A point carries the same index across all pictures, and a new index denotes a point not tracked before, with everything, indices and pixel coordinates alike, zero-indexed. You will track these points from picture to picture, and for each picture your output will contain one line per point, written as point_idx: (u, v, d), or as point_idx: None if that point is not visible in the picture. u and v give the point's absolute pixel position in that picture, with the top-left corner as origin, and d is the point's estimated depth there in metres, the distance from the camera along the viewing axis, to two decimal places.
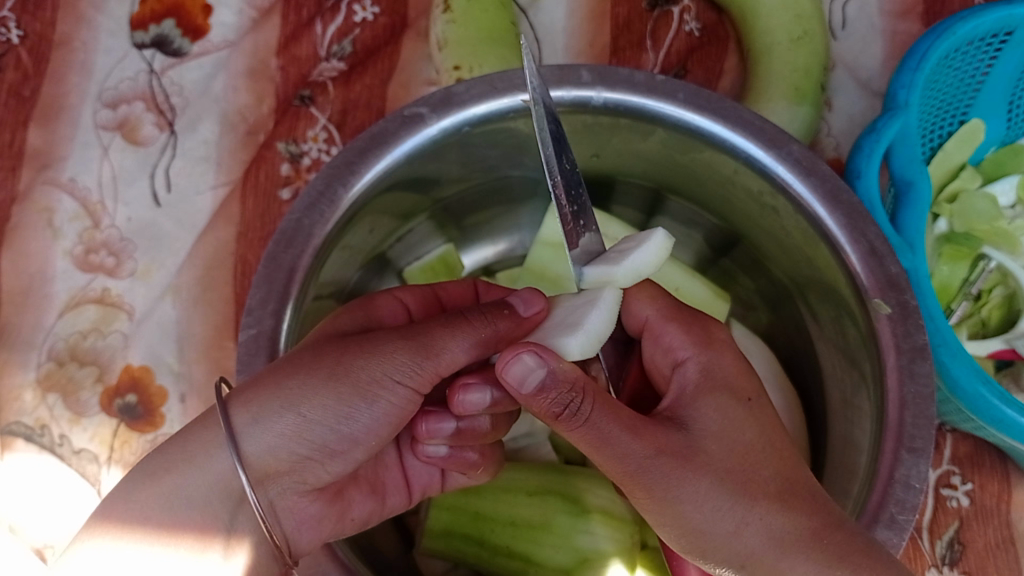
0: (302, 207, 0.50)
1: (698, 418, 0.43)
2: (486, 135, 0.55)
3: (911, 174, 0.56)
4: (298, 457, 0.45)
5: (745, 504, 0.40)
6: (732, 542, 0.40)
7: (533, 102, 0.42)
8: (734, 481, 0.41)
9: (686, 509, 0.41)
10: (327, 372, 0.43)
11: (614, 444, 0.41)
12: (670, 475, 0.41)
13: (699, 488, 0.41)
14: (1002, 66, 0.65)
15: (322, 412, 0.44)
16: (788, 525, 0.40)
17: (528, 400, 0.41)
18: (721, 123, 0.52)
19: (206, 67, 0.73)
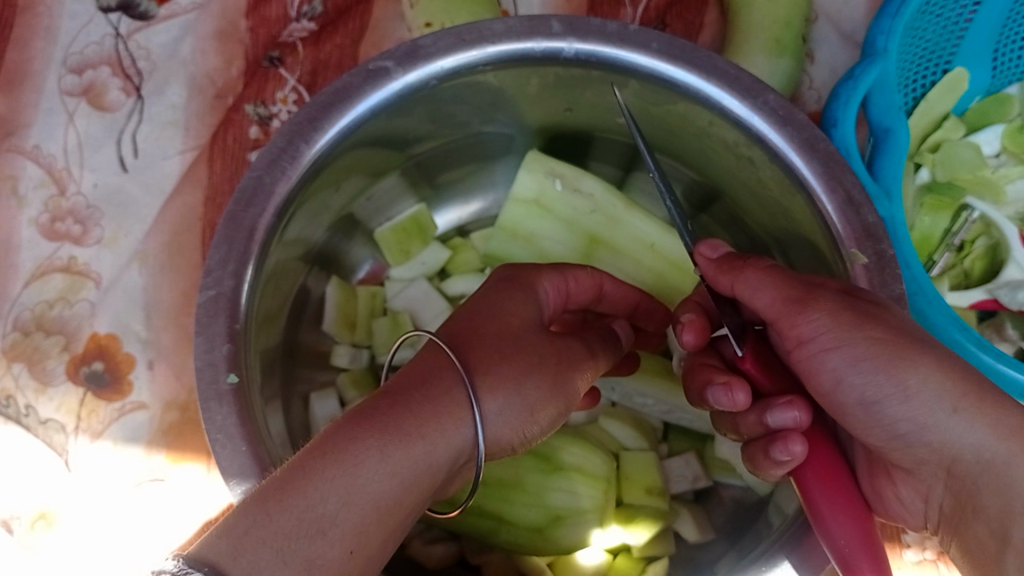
0: (263, 163, 0.48)
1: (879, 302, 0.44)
2: (454, 89, 0.54)
3: (888, 120, 0.54)
4: (508, 445, 0.44)
5: (905, 365, 0.42)
6: (906, 400, 0.42)
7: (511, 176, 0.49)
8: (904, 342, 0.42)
9: (872, 394, 0.43)
10: (501, 383, 0.42)
11: (798, 299, 0.44)
12: (846, 331, 0.42)
13: (861, 343, 0.42)
14: (987, 11, 0.63)
15: (547, 409, 0.44)
16: (952, 381, 0.42)
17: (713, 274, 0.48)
18: (695, 72, 0.50)
19: (174, 30, 0.71)
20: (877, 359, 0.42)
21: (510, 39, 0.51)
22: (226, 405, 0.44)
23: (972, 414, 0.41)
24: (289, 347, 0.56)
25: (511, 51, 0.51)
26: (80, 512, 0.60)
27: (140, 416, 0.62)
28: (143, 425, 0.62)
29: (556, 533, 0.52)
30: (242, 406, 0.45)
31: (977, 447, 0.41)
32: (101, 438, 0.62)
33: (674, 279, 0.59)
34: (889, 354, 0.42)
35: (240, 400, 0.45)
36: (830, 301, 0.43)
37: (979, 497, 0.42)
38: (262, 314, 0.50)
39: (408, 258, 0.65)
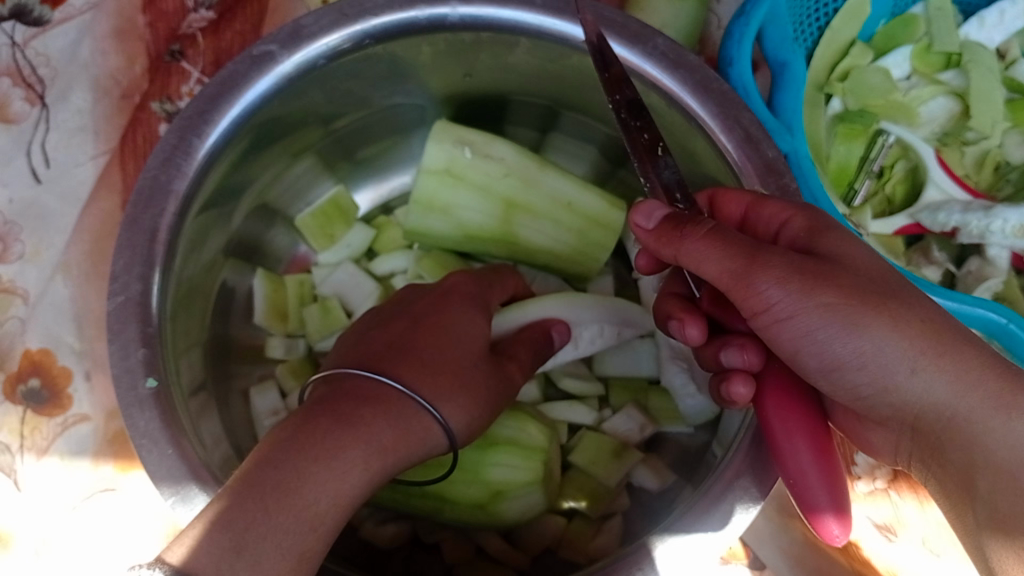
0: (157, 162, 0.48)
1: (829, 254, 0.42)
2: (347, 66, 0.53)
3: (784, 54, 0.54)
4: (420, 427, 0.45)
5: (872, 322, 0.41)
6: (872, 356, 0.42)
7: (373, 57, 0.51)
8: (866, 296, 0.41)
9: (833, 345, 0.42)
10: (331, 422, 0.41)
11: (747, 268, 0.41)
12: (800, 292, 0.41)
13: (825, 303, 0.41)
14: None
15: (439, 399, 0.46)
16: (917, 341, 0.41)
17: (652, 239, 0.45)
18: (583, 24, 0.50)
19: (71, 33, 0.70)
20: (840, 316, 0.41)
21: (393, 9, 0.51)
22: (148, 409, 0.45)
23: (932, 372, 0.41)
24: (219, 344, 0.57)
25: (396, 21, 0.51)
26: (35, 527, 0.60)
27: (84, 428, 0.62)
28: (88, 437, 0.62)
29: (499, 506, 0.54)
30: (163, 406, 0.45)
31: (939, 401, 0.41)
32: (47, 454, 0.62)
33: (596, 233, 0.61)
34: (853, 310, 0.41)
35: (161, 402, 0.45)
36: (780, 264, 0.41)
37: (944, 450, 0.42)
38: (181, 317, 0.50)
39: (332, 241, 0.66)
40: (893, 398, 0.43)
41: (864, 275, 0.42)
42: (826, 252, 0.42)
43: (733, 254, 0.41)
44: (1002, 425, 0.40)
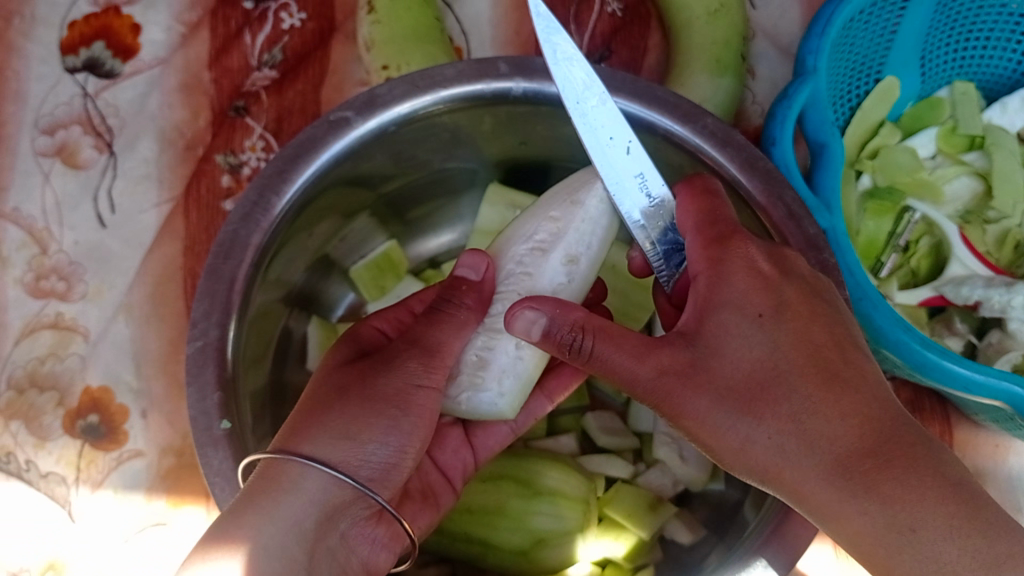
0: (237, 219, 0.51)
1: (704, 348, 0.44)
2: (414, 132, 0.57)
3: (824, 136, 0.58)
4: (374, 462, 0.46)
5: (752, 420, 0.43)
6: (746, 454, 0.44)
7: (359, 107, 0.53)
8: (738, 398, 0.43)
9: (727, 443, 0.44)
10: (361, 400, 0.45)
11: (620, 369, 0.45)
12: (674, 394, 0.44)
13: (701, 404, 0.44)
14: (909, 22, 0.67)
15: (371, 433, 0.45)
16: (795, 439, 0.42)
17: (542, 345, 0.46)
18: (637, 102, 0.54)
19: (140, 86, 0.74)
20: (707, 411, 0.44)
21: (462, 83, 0.54)
22: (223, 449, 0.47)
23: (802, 466, 0.42)
24: (278, 389, 0.59)
25: (464, 93, 0.55)
26: (87, 558, 0.63)
27: (137, 463, 0.65)
28: (141, 472, 0.65)
29: (540, 554, 0.56)
30: (236, 447, 0.48)
31: (805, 495, 0.42)
32: (102, 487, 0.64)
33: (638, 295, 0.64)
34: (719, 407, 0.44)
35: (233, 443, 0.47)
36: (666, 360, 0.44)
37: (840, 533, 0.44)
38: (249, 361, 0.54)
39: (384, 293, 0.69)
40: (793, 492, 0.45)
41: (740, 370, 0.44)
42: (705, 344, 0.44)
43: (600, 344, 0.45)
44: (858, 519, 0.40)
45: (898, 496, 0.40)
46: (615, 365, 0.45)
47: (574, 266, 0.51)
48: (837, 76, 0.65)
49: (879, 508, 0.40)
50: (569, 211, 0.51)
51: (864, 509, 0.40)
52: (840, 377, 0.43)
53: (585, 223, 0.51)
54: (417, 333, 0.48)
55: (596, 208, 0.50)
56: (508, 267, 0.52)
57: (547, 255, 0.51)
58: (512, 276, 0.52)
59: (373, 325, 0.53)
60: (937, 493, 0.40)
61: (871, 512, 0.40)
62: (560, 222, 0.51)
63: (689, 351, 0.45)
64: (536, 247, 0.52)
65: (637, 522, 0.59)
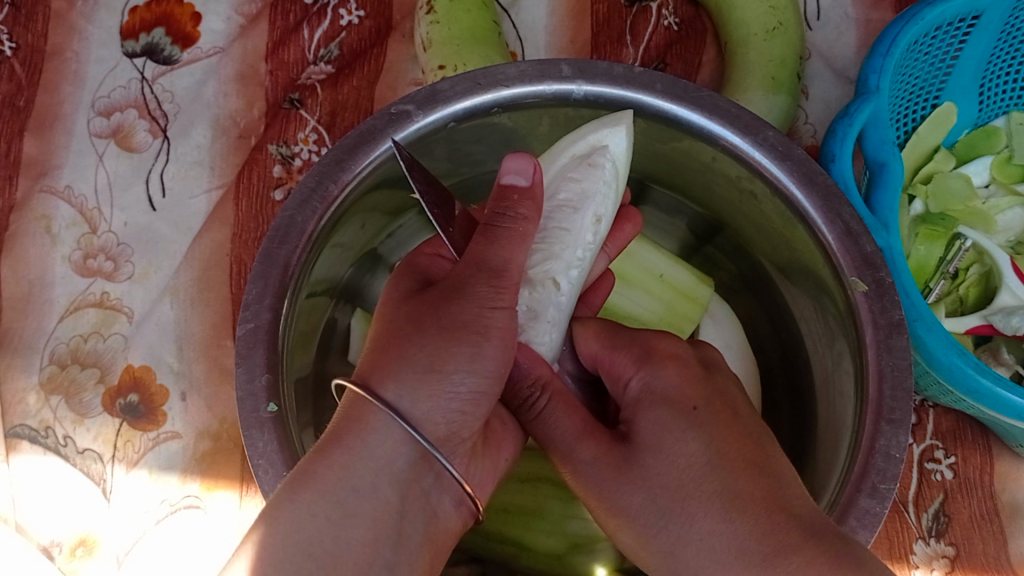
0: (295, 204, 0.52)
1: (635, 446, 0.44)
2: (472, 130, 0.57)
3: (883, 155, 0.58)
4: (452, 410, 0.44)
5: (680, 522, 0.42)
6: (678, 557, 0.42)
7: (393, 106, 0.54)
8: (667, 497, 0.42)
9: (657, 543, 0.43)
10: (438, 329, 0.43)
11: (563, 441, 0.46)
12: (607, 487, 0.44)
13: (632, 502, 0.43)
14: (971, 50, 0.66)
15: (453, 362, 0.43)
16: (724, 542, 0.40)
17: (511, 391, 0.48)
18: (698, 112, 0.54)
19: (197, 74, 0.75)
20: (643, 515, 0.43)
21: (523, 82, 0.55)
22: (267, 431, 0.47)
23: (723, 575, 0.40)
24: (320, 379, 0.59)
25: (524, 94, 0.55)
26: (121, 535, 0.63)
27: (174, 444, 0.65)
28: (177, 454, 0.65)
29: (574, 559, 0.57)
30: (281, 431, 0.47)
31: None
32: (137, 467, 0.65)
33: (684, 307, 0.65)
34: (652, 512, 0.42)
35: (279, 426, 0.47)
36: (597, 447, 0.45)
37: None
38: (297, 344, 0.54)
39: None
40: None
41: (670, 473, 0.43)
42: (639, 441, 0.44)
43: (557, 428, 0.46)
44: None
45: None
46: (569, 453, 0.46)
47: (599, 225, 0.53)
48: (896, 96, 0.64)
49: None
50: (588, 172, 0.52)
51: None
52: (767, 473, 0.42)
53: (602, 183, 0.52)
54: (479, 252, 0.45)
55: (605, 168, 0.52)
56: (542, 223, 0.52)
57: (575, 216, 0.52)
58: (547, 235, 0.52)
59: (428, 256, 0.52)
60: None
61: None
62: (584, 183, 0.52)
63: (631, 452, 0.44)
64: (562, 206, 0.52)
65: None
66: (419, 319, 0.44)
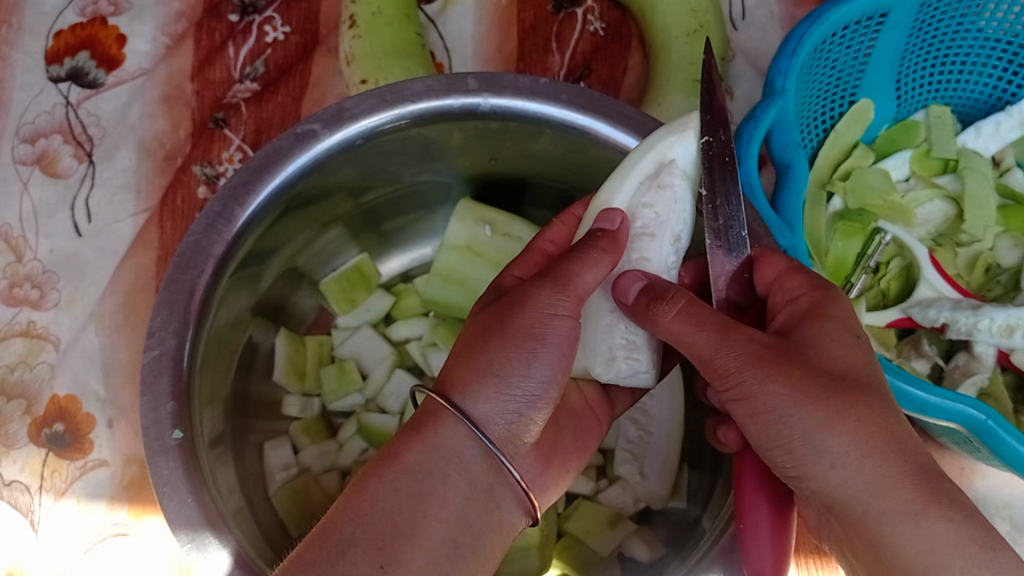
0: (200, 229, 0.51)
1: (797, 343, 0.43)
2: (381, 145, 0.58)
3: (789, 156, 0.58)
4: (515, 414, 0.44)
5: (828, 420, 0.41)
6: (821, 456, 0.41)
7: (298, 125, 0.54)
8: (844, 388, 0.42)
9: (798, 434, 0.42)
10: (500, 340, 0.44)
11: (697, 325, 0.43)
12: (754, 367, 0.42)
13: (774, 390, 0.42)
14: (883, 48, 0.67)
15: (513, 367, 0.44)
16: (870, 448, 0.41)
17: (632, 306, 0.46)
18: (603, 120, 0.54)
19: (123, 96, 0.75)
20: (773, 422, 0.42)
21: (430, 97, 0.55)
22: (173, 459, 0.47)
23: (853, 471, 0.41)
24: (240, 401, 0.60)
25: (431, 109, 0.55)
26: (48, 566, 0.63)
27: (101, 472, 0.65)
28: (105, 482, 0.65)
29: None
30: (187, 458, 0.47)
31: (852, 498, 0.41)
32: (65, 496, 0.64)
33: None
34: (788, 422, 0.42)
35: (185, 453, 0.47)
36: (746, 340, 0.43)
37: (851, 537, 0.42)
38: (208, 367, 0.54)
39: (353, 305, 0.69)
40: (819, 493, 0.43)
41: (803, 376, 0.42)
42: (801, 339, 0.44)
43: (709, 333, 0.43)
44: (934, 526, 0.39)
45: (939, 531, 0.39)
46: (717, 356, 0.43)
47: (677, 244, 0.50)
48: (810, 93, 0.65)
49: (962, 521, 0.39)
50: (659, 195, 0.49)
51: (947, 525, 0.39)
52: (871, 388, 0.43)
53: (676, 203, 0.49)
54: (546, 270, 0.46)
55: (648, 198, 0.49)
56: (626, 261, 0.49)
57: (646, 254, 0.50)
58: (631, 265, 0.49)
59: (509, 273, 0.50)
60: (970, 539, 0.39)
61: (953, 522, 0.39)
62: (658, 207, 0.49)
63: (820, 376, 0.42)
64: (640, 233, 0.49)
65: (592, 539, 0.61)
66: (482, 328, 0.45)
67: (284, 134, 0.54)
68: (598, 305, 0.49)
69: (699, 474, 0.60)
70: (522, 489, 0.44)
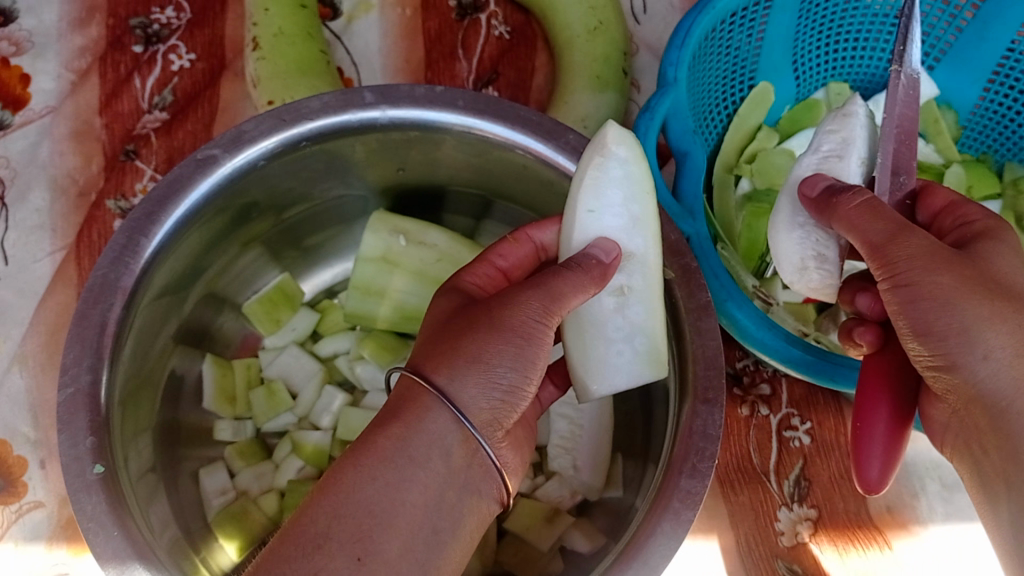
0: (107, 262, 0.52)
1: (977, 253, 0.47)
2: (285, 165, 0.58)
3: (685, 145, 0.60)
4: (495, 404, 0.45)
5: (989, 318, 0.45)
6: (974, 347, 0.46)
7: (197, 153, 0.55)
8: (1003, 294, 0.45)
9: (950, 326, 0.46)
10: (488, 328, 0.45)
11: (859, 221, 0.47)
12: (928, 264, 0.46)
13: (947, 285, 0.45)
14: (774, 29, 0.69)
15: (500, 356, 0.44)
16: (1017, 349, 0.45)
17: (823, 205, 0.50)
18: (500, 123, 0.55)
19: (31, 135, 0.75)
20: (936, 311, 0.46)
21: (327, 113, 0.55)
22: (96, 493, 0.47)
23: (1003, 361, 0.45)
24: (169, 429, 0.60)
25: (330, 125, 0.56)
26: None
27: (38, 514, 0.64)
28: (42, 523, 0.64)
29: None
30: (110, 491, 0.47)
31: (1001, 391, 0.46)
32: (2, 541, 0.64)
33: None
34: (950, 312, 0.45)
35: (107, 487, 0.47)
36: (920, 240, 0.46)
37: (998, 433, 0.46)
38: (130, 399, 0.54)
39: (279, 325, 0.71)
40: (965, 390, 0.47)
41: (972, 279, 0.45)
42: (978, 250, 0.47)
43: (884, 226, 0.46)
44: None
45: None
46: (889, 246, 0.46)
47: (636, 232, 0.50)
48: (709, 79, 0.67)
49: None
50: (600, 191, 0.49)
51: None
52: (1015, 294, 0.45)
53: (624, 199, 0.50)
54: (535, 278, 0.47)
55: (617, 212, 0.50)
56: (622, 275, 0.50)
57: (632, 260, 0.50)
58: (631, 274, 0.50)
59: (465, 276, 0.51)
60: None
61: None
62: (844, 132, 0.54)
63: (994, 285, 0.45)
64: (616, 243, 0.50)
65: (535, 536, 0.61)
66: (469, 320, 0.46)
67: (183, 162, 0.54)
68: (603, 320, 0.51)
69: (632, 461, 0.60)
70: (495, 475, 0.45)
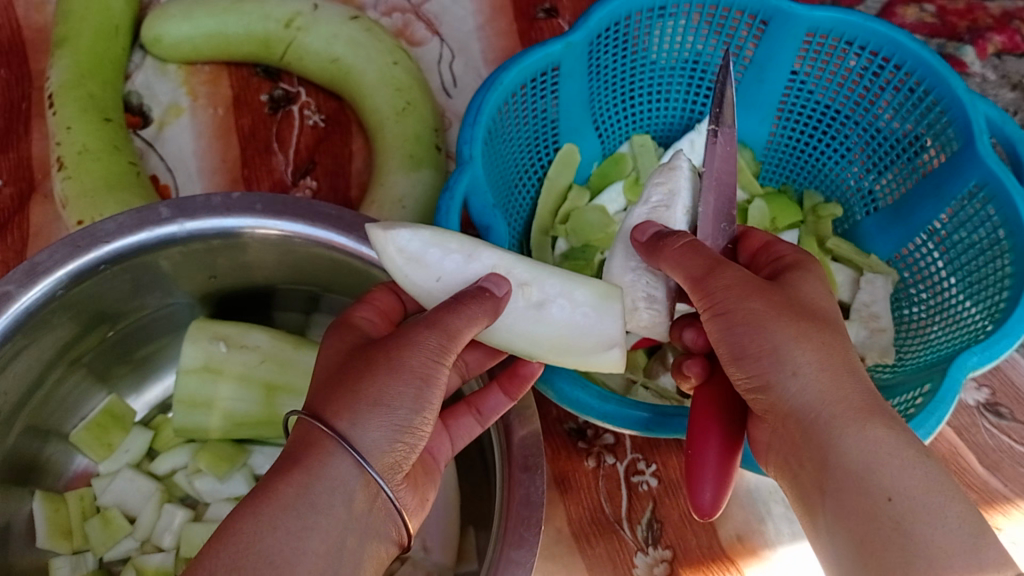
0: None
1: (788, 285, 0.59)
2: (80, 290, 0.65)
3: (487, 218, 0.70)
4: (393, 449, 0.53)
5: (798, 338, 0.56)
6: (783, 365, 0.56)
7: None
8: (813, 317, 0.57)
9: (747, 349, 0.57)
10: (387, 368, 0.53)
11: (682, 262, 0.60)
12: (735, 293, 0.58)
13: (758, 306, 0.57)
14: (564, 90, 0.87)
15: (395, 397, 0.53)
16: (826, 365, 0.55)
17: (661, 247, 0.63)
18: (301, 223, 0.66)
19: None
20: (750, 334, 0.57)
21: (120, 233, 0.65)
22: None
23: (812, 376, 0.55)
24: None
25: (134, 244, 0.65)
26: None
27: None
28: None
29: None
30: None
31: (810, 403, 0.55)
32: None
33: None
34: (759, 333, 0.56)
35: None
36: (734, 272, 0.59)
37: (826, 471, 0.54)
38: None
39: (110, 448, 0.79)
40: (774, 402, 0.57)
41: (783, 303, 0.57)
42: (788, 280, 0.60)
43: (702, 263, 0.60)
44: (857, 435, 0.53)
45: (881, 435, 0.52)
46: (710, 277, 0.59)
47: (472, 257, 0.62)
48: (508, 140, 0.83)
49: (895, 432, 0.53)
50: (427, 262, 0.61)
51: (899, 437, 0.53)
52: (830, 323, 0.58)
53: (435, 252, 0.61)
54: (427, 319, 0.55)
55: (452, 258, 0.62)
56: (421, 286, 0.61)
57: (511, 273, 0.64)
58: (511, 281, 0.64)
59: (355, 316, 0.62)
60: (909, 443, 0.52)
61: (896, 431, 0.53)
62: (669, 185, 0.74)
63: (813, 316, 0.57)
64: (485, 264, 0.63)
65: None
66: (370, 358, 0.55)
67: None
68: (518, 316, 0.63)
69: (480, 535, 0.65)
70: (394, 514, 0.55)
